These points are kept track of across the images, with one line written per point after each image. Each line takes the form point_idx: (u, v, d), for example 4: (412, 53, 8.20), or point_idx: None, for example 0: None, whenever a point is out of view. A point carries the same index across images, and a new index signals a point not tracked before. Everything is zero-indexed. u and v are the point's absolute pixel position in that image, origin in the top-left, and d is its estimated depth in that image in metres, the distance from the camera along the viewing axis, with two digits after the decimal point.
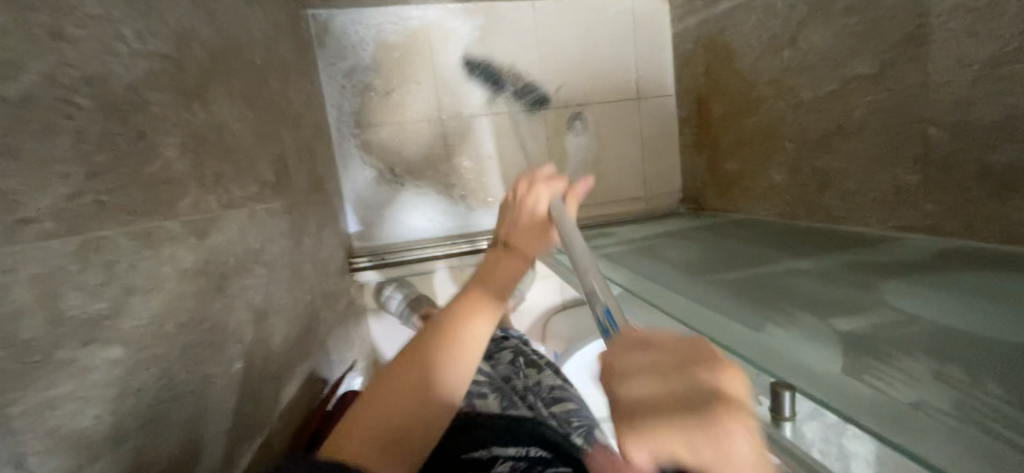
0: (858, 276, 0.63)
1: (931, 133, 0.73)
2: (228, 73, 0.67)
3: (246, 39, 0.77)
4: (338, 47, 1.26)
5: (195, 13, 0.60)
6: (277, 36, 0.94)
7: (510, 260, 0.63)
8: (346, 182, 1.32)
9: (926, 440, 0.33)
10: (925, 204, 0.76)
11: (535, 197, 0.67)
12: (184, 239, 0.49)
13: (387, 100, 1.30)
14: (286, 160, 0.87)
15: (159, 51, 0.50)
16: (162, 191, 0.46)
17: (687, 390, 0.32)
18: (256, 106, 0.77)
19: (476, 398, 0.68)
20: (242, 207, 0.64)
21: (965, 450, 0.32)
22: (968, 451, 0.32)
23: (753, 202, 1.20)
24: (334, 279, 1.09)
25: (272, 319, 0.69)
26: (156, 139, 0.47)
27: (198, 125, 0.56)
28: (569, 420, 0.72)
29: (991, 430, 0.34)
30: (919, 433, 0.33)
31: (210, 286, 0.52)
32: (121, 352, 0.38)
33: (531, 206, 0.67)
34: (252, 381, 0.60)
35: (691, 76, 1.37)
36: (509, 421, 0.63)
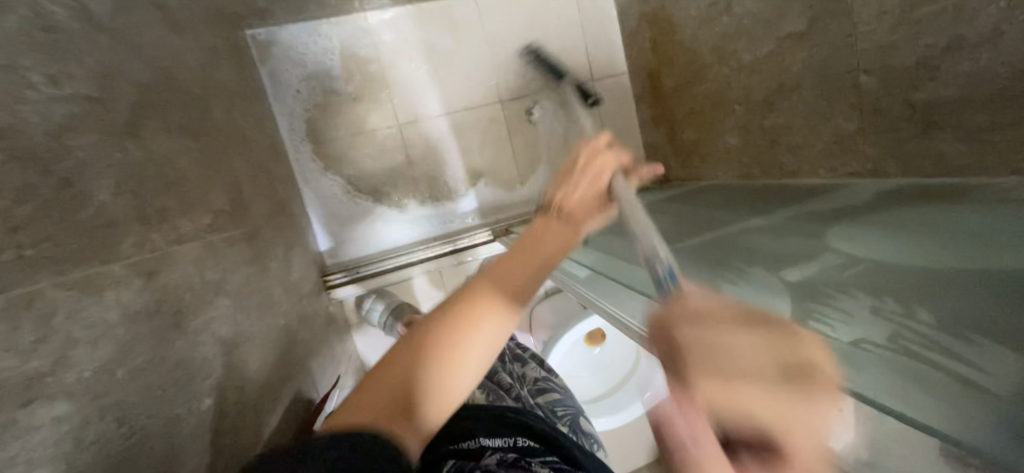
0: (808, 226, 0.66)
1: (862, 80, 0.75)
2: (162, 106, 0.65)
3: (178, 68, 0.75)
4: (283, 66, 1.24)
5: (115, 48, 0.58)
6: (213, 61, 0.92)
7: (560, 227, 0.52)
8: (311, 200, 1.29)
9: (856, 372, 0.35)
10: (865, 149, 0.79)
11: (601, 162, 0.59)
12: (129, 281, 0.47)
13: (341, 113, 1.28)
14: (240, 187, 0.85)
15: (79, 93, 0.49)
16: (97, 237, 0.45)
17: (782, 410, 0.30)
18: (200, 136, 0.75)
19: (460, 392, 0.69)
20: (195, 241, 0.63)
21: (886, 375, 0.35)
22: (888, 377, 0.35)
23: (713, 168, 1.24)
24: (309, 300, 1.07)
25: (244, 348, 0.68)
26: (85, 184, 0.45)
27: (134, 163, 0.54)
28: (553, 410, 0.75)
29: (920, 356, 0.37)
30: (852, 366, 0.36)
31: (166, 325, 0.51)
32: (68, 406, 0.37)
33: (596, 174, 0.59)
34: (228, 413, 0.59)
35: (640, 52, 1.38)
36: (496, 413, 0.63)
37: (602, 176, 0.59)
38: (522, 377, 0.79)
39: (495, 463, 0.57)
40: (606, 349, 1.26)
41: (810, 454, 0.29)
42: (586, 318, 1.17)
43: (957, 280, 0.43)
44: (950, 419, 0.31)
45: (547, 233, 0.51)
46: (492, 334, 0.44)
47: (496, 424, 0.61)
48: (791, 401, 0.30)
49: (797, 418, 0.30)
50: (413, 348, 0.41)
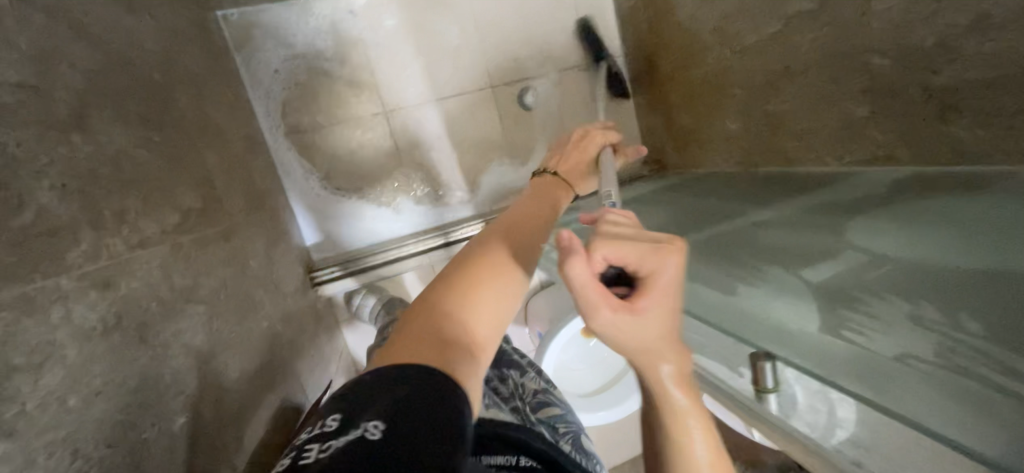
0: (819, 219, 0.62)
1: (875, 63, 0.72)
2: (117, 94, 0.59)
3: (136, 52, 0.68)
4: (257, 50, 1.16)
5: (57, 29, 0.51)
6: (177, 43, 0.84)
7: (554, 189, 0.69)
8: (294, 192, 1.23)
9: (894, 395, 0.37)
10: (876, 136, 0.76)
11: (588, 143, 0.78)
12: (82, 295, 0.42)
13: (322, 100, 1.21)
14: (213, 182, 0.79)
15: (12, 81, 0.42)
16: (38, 247, 0.39)
17: (649, 260, 0.37)
18: (164, 127, 0.68)
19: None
20: (162, 244, 0.58)
21: (934, 396, 0.36)
22: (936, 397, 0.36)
23: (711, 155, 1.20)
24: (294, 299, 1.02)
25: (222, 358, 0.63)
26: (22, 186, 0.39)
27: (85, 159, 0.48)
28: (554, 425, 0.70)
29: (968, 371, 0.36)
30: (894, 388, 0.38)
31: (130, 341, 0.46)
32: (9, 445, 0.32)
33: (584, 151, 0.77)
34: (205, 430, 0.55)
35: (635, 34, 1.32)
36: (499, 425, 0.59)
37: (590, 151, 0.77)
38: (520, 390, 0.74)
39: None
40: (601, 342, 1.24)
41: (665, 287, 0.37)
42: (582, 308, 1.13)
43: (997, 282, 0.41)
44: (986, 431, 0.32)
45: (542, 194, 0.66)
46: (513, 278, 0.48)
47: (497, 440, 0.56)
48: (656, 254, 0.37)
49: (659, 265, 0.37)
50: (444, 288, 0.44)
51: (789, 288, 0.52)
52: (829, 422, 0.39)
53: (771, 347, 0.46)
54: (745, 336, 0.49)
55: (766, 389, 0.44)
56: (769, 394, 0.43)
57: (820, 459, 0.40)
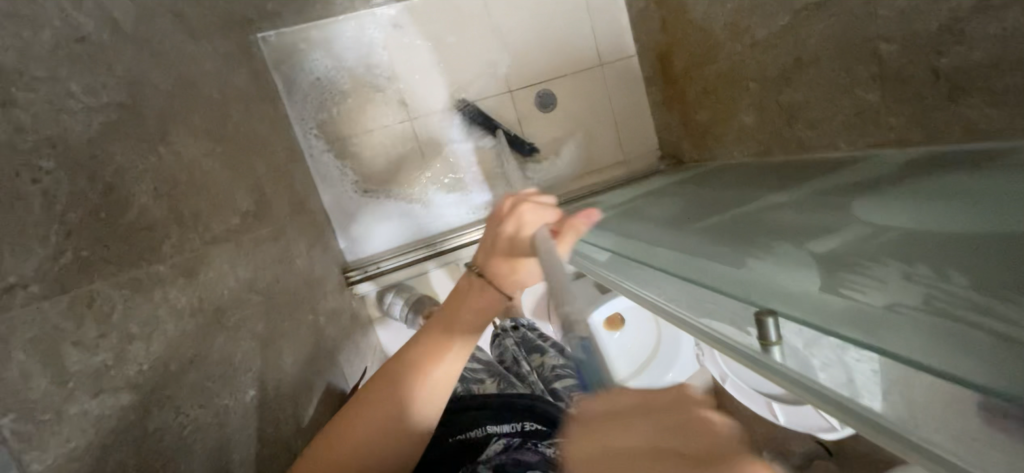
0: (829, 200, 0.65)
1: (883, 48, 0.74)
2: (187, 111, 0.67)
3: (198, 74, 0.77)
4: (294, 68, 1.26)
5: (140, 57, 0.60)
6: (229, 65, 0.93)
7: (487, 286, 0.66)
8: (328, 198, 1.31)
9: (893, 339, 0.37)
10: (889, 119, 0.78)
11: (518, 223, 0.69)
12: (173, 280, 0.49)
13: (351, 111, 1.30)
14: (263, 188, 0.87)
15: (113, 101, 0.50)
16: (142, 238, 0.47)
17: None
18: (223, 140, 0.77)
19: (473, 381, 0.75)
20: (227, 241, 0.65)
21: (927, 338, 0.36)
22: (930, 339, 0.36)
23: (727, 148, 1.23)
24: (333, 296, 1.10)
25: (278, 343, 0.70)
26: (127, 188, 0.47)
27: (167, 167, 0.56)
28: None
29: (956, 317, 0.37)
30: (889, 332, 0.38)
31: (209, 321, 0.53)
32: (131, 398, 0.40)
33: (515, 232, 0.68)
34: (269, 405, 0.62)
35: (648, 33, 1.36)
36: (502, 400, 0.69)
37: (523, 231, 0.68)
38: (540, 365, 0.83)
39: (500, 447, 0.60)
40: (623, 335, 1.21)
41: None
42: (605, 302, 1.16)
43: (987, 243, 0.44)
44: (972, 366, 0.33)
45: (480, 289, 0.66)
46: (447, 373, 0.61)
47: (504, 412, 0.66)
48: None
49: None
50: (360, 421, 0.57)
51: (789, 256, 0.54)
52: (848, 376, 0.35)
53: (770, 303, 0.45)
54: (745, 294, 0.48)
55: (771, 342, 0.41)
56: (773, 347, 0.40)
57: (856, 422, 0.34)
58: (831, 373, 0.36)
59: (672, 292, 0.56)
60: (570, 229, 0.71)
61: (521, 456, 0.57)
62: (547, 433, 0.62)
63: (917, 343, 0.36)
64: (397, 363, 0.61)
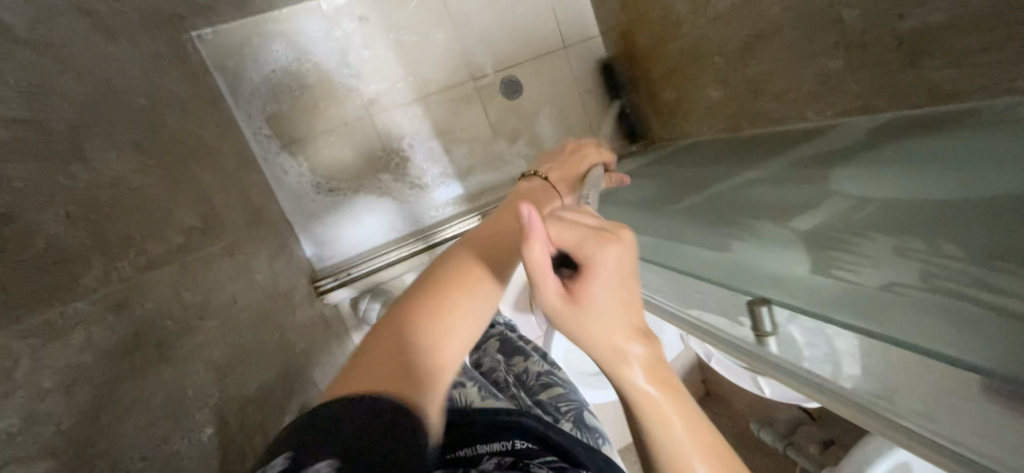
0: (805, 173, 0.64)
1: (845, 15, 0.73)
2: (108, 122, 0.59)
3: (119, 79, 0.68)
4: (236, 68, 1.15)
5: (40, 64, 0.52)
6: (158, 67, 0.84)
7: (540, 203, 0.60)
8: (287, 204, 1.23)
9: (892, 325, 0.39)
10: (854, 86, 0.77)
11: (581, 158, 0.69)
12: (99, 318, 0.44)
13: (303, 111, 1.21)
14: (211, 201, 0.80)
15: (5, 115, 0.43)
16: (54, 275, 0.41)
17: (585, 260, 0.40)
18: (156, 150, 0.69)
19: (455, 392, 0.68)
20: (169, 264, 0.59)
21: (928, 319, 0.38)
22: (932, 319, 0.38)
23: (695, 126, 1.22)
24: (303, 309, 1.04)
25: (241, 370, 0.64)
26: (26, 219, 0.41)
27: (85, 187, 0.49)
28: (557, 405, 0.73)
29: (952, 291, 0.38)
30: (887, 318, 0.40)
31: (152, 359, 0.48)
32: (49, 464, 0.35)
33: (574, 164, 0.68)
34: (234, 439, 0.56)
35: (609, 13, 1.33)
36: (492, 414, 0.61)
37: (582, 165, 0.68)
38: (524, 375, 0.79)
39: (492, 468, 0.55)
40: None
41: (604, 274, 0.39)
42: None
43: (959, 207, 0.42)
44: (967, 341, 0.35)
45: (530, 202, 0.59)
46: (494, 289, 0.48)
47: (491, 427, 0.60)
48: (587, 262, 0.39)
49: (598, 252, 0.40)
50: (394, 329, 0.42)
51: (776, 238, 0.54)
52: (835, 363, 0.42)
53: (766, 291, 0.48)
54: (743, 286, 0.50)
55: (765, 333, 0.47)
56: (770, 339, 0.47)
57: (848, 406, 0.41)
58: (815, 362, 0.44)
59: (681, 298, 0.60)
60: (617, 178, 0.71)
61: None
62: (538, 453, 0.58)
63: (910, 326, 0.38)
64: (434, 272, 0.48)
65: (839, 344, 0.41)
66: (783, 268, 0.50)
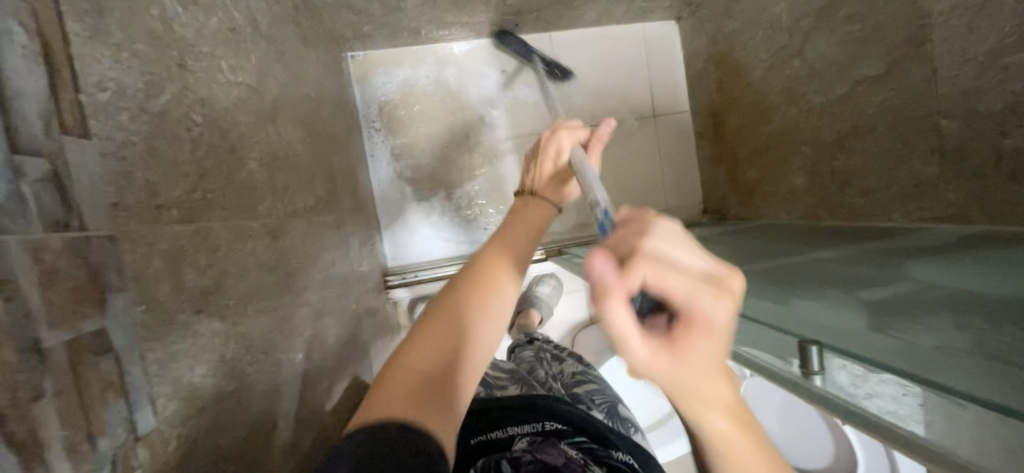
0: (884, 258, 0.65)
1: (943, 124, 0.77)
2: (293, 104, 0.76)
3: (304, 74, 0.86)
4: (371, 83, 1.35)
5: (270, 54, 0.69)
6: (325, 72, 1.04)
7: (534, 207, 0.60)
8: (381, 200, 1.38)
9: (952, 375, 0.35)
10: (946, 194, 0.79)
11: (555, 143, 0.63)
12: (261, 237, 0.54)
13: (414, 127, 1.37)
14: (335, 181, 0.95)
15: (246, 81, 0.57)
16: (246, 196, 0.52)
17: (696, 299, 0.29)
18: (313, 131, 0.85)
19: (496, 387, 0.76)
20: (303, 217, 0.71)
21: (997, 381, 0.33)
22: (1003, 383, 0.33)
23: (774, 208, 1.24)
24: (373, 294, 1.14)
25: (325, 321, 0.73)
26: (242, 152, 0.53)
27: (272, 143, 0.63)
28: (592, 397, 0.77)
29: (1014, 362, 0.36)
30: (944, 369, 0.36)
31: (281, 281, 0.57)
32: (221, 324, 0.43)
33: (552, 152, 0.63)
34: (312, 372, 0.64)
35: (705, 92, 1.43)
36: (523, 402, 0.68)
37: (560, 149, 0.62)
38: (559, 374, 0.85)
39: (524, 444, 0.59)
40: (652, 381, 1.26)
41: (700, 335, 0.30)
42: None
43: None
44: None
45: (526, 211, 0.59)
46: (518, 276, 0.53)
47: (525, 412, 0.65)
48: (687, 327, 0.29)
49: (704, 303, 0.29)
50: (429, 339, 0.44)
51: (835, 300, 0.53)
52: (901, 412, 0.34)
53: (810, 335, 0.44)
54: (781, 323, 0.48)
55: (812, 371, 0.40)
56: (815, 377, 0.40)
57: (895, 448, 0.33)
58: (881, 407, 0.35)
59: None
60: (603, 136, 0.62)
61: (545, 454, 0.54)
62: (566, 433, 0.61)
63: (977, 381, 0.33)
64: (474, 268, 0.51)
65: (885, 390, 0.35)
66: (833, 318, 0.48)
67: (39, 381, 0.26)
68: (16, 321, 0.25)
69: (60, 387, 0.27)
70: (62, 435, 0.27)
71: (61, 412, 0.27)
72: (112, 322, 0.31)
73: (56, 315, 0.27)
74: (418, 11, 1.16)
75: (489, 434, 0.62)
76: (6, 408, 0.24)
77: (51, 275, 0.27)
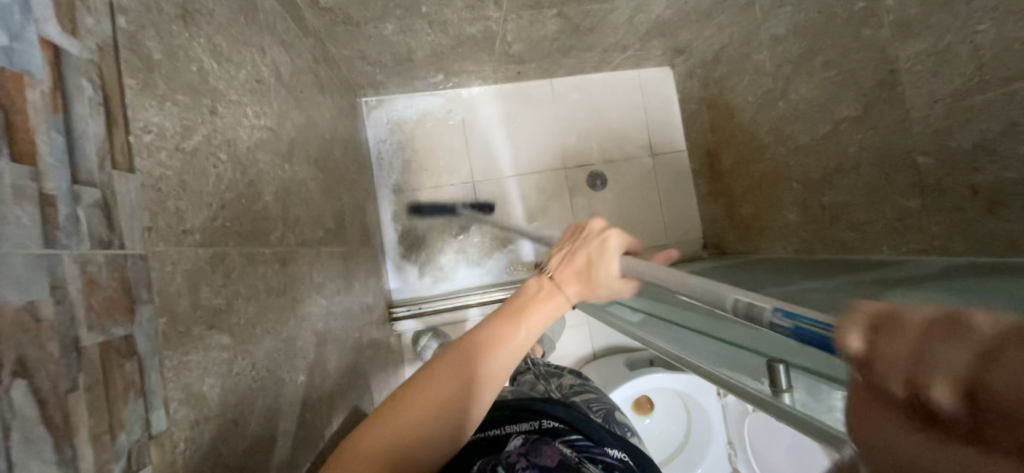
0: (866, 287, 0.68)
1: (920, 161, 0.81)
2: (308, 145, 0.83)
3: (320, 119, 0.95)
4: (382, 125, 1.45)
5: (290, 101, 0.77)
6: (339, 116, 1.13)
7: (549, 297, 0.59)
8: (387, 234, 1.43)
9: None
10: (929, 227, 0.82)
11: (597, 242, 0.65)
12: (271, 262, 0.59)
13: (421, 165, 1.45)
14: (343, 216, 1.01)
15: (267, 124, 0.64)
16: (261, 225, 0.58)
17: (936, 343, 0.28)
18: (325, 169, 0.92)
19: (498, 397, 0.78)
20: (312, 247, 0.75)
21: None
22: None
23: (770, 243, 1.27)
24: (376, 326, 1.17)
25: (328, 346, 0.77)
26: (260, 186, 0.59)
27: (287, 179, 0.69)
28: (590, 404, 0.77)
29: None
30: None
31: (287, 304, 0.62)
32: (231, 339, 0.47)
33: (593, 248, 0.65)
34: (313, 395, 0.67)
35: (700, 132, 1.50)
36: (520, 407, 0.68)
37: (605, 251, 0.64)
38: (560, 386, 0.85)
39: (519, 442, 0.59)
40: (654, 419, 1.24)
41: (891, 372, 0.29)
42: (651, 369, 1.18)
43: None
44: None
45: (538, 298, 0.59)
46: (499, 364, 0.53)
47: (522, 416, 0.66)
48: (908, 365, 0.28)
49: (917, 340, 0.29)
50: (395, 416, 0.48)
51: None
52: None
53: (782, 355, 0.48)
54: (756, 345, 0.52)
55: (782, 389, 0.46)
56: (785, 395, 0.45)
57: None
58: None
59: (715, 358, 0.61)
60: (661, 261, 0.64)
61: (539, 456, 0.51)
62: (562, 431, 0.61)
63: None
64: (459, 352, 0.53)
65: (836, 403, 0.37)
66: None
67: (76, 373, 0.30)
68: (62, 321, 0.29)
69: (91, 382, 0.31)
70: (89, 425, 0.30)
71: (91, 403, 0.31)
72: (139, 329, 0.35)
73: (94, 318, 0.32)
74: (427, 61, 1.26)
75: (489, 431, 0.64)
76: (47, 395, 0.28)
77: (93, 284, 0.32)
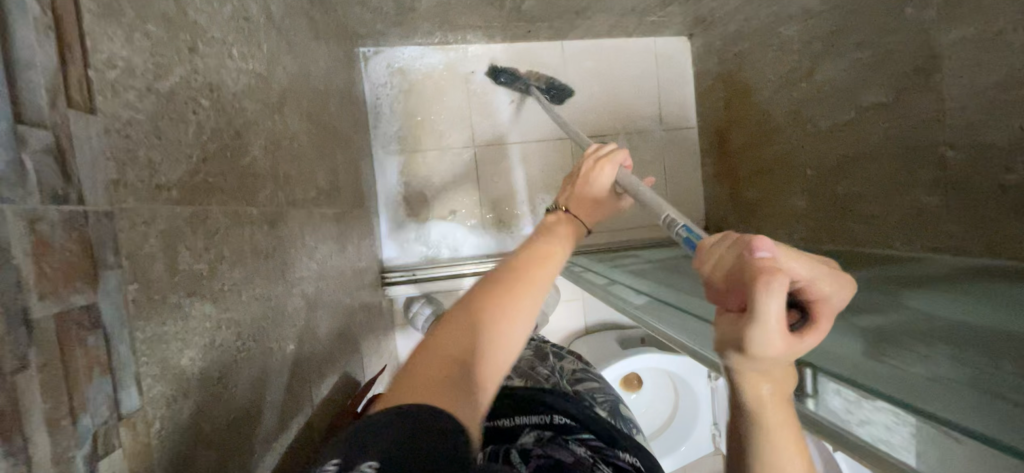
0: (883, 285, 0.65)
1: (948, 155, 0.77)
2: (300, 96, 0.76)
3: (314, 68, 0.87)
4: (380, 80, 1.36)
5: (281, 44, 0.69)
6: (335, 67, 1.04)
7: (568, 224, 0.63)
8: (381, 196, 1.37)
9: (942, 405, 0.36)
10: (946, 225, 0.79)
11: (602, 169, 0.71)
12: (259, 224, 0.54)
13: (421, 126, 1.38)
14: (337, 175, 0.95)
15: (255, 69, 0.58)
16: (248, 183, 0.52)
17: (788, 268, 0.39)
18: (318, 124, 0.85)
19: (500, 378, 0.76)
20: (303, 208, 0.70)
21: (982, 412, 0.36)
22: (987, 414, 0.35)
23: (774, 229, 1.24)
24: (368, 291, 1.14)
25: (319, 312, 0.73)
26: (247, 139, 0.53)
27: (277, 133, 0.63)
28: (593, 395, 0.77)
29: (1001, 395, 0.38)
30: (938, 399, 0.38)
31: (276, 269, 0.57)
32: (214, 308, 0.43)
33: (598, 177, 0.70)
34: (302, 363, 0.64)
35: (713, 109, 1.43)
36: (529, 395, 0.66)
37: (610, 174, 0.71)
38: (561, 370, 0.84)
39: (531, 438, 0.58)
40: (642, 396, 1.26)
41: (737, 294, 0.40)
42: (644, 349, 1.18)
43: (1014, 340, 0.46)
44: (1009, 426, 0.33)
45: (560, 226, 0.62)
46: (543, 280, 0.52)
47: (531, 405, 0.64)
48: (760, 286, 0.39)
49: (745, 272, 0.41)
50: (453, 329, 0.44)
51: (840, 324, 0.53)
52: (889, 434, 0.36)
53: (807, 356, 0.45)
54: None
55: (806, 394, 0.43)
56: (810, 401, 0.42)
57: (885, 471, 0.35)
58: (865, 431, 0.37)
59: None
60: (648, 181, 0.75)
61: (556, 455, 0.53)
62: (573, 428, 0.60)
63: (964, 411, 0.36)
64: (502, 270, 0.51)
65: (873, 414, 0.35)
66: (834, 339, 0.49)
67: (24, 350, 0.26)
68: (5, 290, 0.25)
69: (44, 359, 0.27)
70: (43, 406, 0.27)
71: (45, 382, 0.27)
72: (104, 297, 0.31)
73: (46, 286, 0.27)
74: (431, 12, 1.17)
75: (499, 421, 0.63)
76: None
77: (44, 246, 0.28)
